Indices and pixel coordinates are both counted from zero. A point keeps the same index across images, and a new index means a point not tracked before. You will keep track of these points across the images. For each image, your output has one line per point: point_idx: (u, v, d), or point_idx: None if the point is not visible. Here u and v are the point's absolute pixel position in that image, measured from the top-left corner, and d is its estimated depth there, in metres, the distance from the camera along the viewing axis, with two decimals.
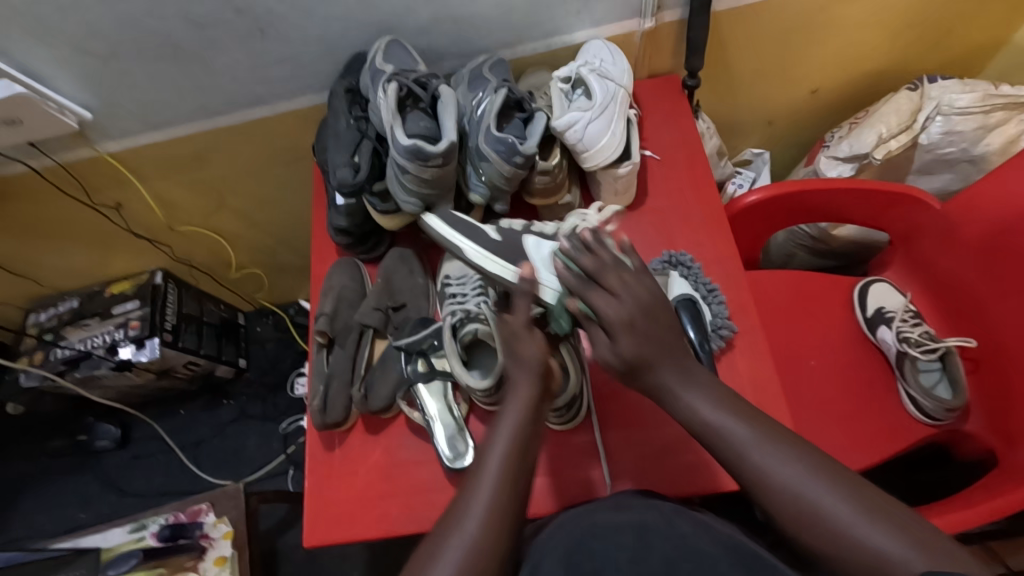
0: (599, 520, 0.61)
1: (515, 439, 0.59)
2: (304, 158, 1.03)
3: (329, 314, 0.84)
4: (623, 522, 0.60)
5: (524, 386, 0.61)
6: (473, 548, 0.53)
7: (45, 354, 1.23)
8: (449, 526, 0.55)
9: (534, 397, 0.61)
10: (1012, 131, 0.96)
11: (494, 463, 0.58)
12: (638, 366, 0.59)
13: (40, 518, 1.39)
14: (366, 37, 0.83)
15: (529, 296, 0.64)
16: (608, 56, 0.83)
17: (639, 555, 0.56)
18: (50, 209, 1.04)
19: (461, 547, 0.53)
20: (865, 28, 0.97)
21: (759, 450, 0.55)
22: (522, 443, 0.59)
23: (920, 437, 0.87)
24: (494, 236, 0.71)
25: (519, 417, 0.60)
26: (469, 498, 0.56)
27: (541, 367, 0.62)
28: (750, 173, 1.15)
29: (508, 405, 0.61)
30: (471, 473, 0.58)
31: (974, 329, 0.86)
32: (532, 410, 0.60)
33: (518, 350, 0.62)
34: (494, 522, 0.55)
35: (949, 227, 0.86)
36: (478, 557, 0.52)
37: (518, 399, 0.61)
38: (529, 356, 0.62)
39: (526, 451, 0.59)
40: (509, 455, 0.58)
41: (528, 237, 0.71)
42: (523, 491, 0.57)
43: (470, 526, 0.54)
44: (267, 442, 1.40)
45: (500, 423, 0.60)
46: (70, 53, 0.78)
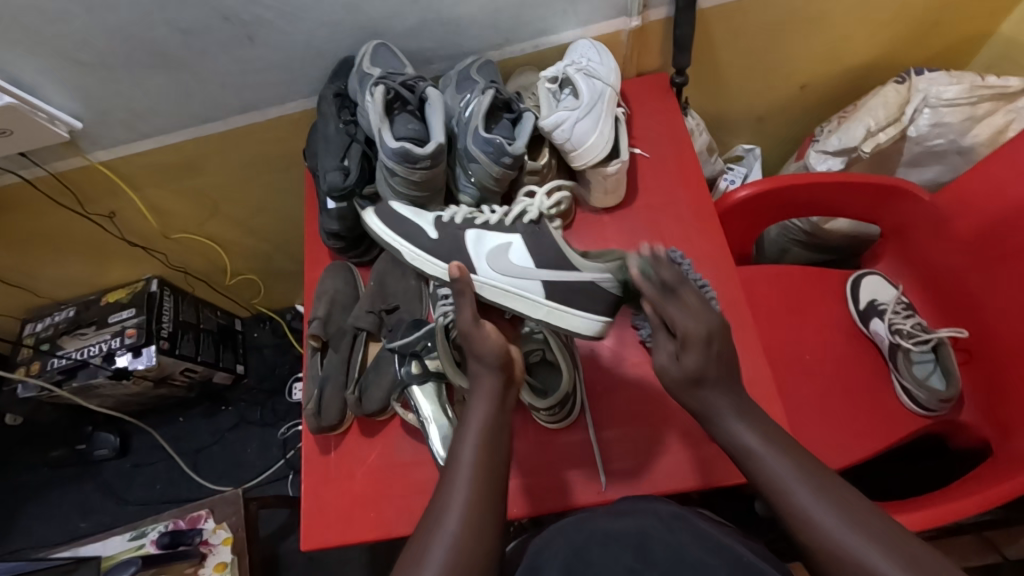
0: (601, 526, 0.62)
1: (484, 435, 0.61)
2: (296, 163, 1.03)
3: (322, 318, 0.83)
4: (623, 528, 0.60)
5: (489, 378, 0.64)
6: (454, 547, 0.54)
7: (43, 364, 1.23)
8: (430, 526, 0.57)
9: (497, 389, 0.63)
10: (1001, 121, 0.96)
11: (467, 460, 0.59)
12: (703, 381, 0.62)
13: (40, 528, 1.39)
14: (354, 41, 0.84)
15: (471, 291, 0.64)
16: (595, 56, 0.83)
17: (640, 561, 0.57)
18: (44, 219, 1.05)
19: (444, 543, 0.55)
20: (852, 22, 0.97)
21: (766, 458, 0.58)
22: (492, 437, 0.61)
23: (915, 429, 0.88)
24: (432, 236, 0.73)
25: (486, 410, 0.62)
26: (447, 494, 0.58)
27: (502, 359, 0.63)
28: (742, 169, 1.14)
29: (476, 402, 0.63)
30: (446, 468, 0.60)
31: (966, 319, 0.87)
32: (498, 405, 0.63)
33: (475, 348, 0.63)
34: (473, 517, 0.56)
35: (939, 219, 0.87)
36: (461, 554, 0.54)
37: (483, 394, 0.63)
38: (488, 352, 0.63)
39: (496, 446, 0.61)
40: (481, 450, 0.60)
41: (469, 232, 0.72)
42: (496, 485, 0.59)
43: (451, 521, 0.56)
44: (267, 448, 1.41)
45: (468, 420, 0.62)
46: (58, 63, 0.78)
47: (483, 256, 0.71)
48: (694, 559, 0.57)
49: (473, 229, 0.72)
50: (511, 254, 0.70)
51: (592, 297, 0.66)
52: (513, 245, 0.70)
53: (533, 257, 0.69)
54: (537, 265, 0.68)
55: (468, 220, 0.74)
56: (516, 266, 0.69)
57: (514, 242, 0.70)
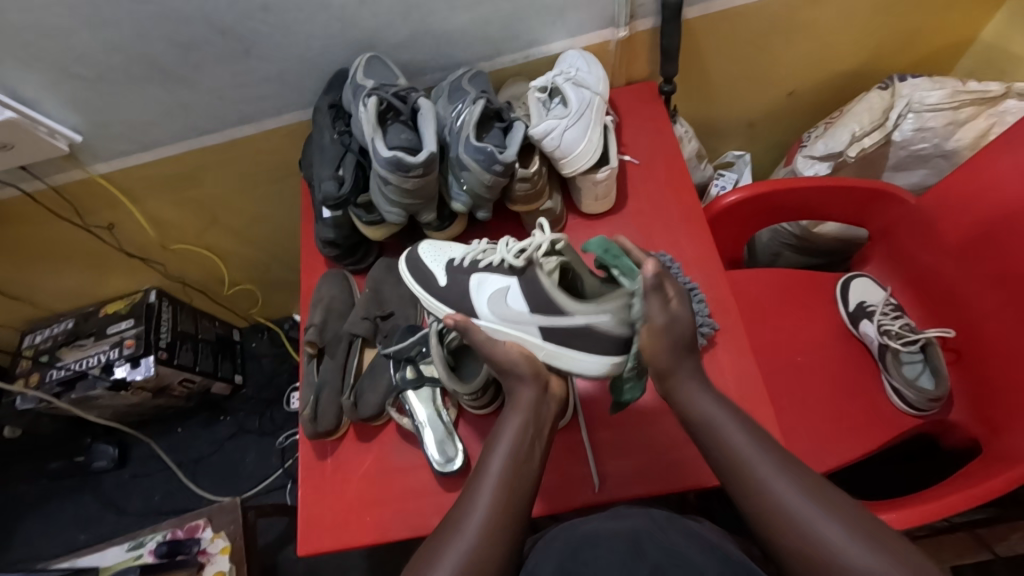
0: (593, 529, 0.63)
1: (516, 446, 0.62)
2: (292, 173, 1.05)
3: (318, 325, 0.85)
4: (618, 528, 0.61)
5: (524, 392, 0.65)
6: (473, 545, 0.56)
7: (42, 375, 1.24)
8: (452, 524, 0.59)
9: (534, 398, 0.65)
10: (983, 125, 0.98)
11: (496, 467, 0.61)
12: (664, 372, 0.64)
13: (39, 540, 1.39)
14: (347, 54, 0.85)
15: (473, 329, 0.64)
16: (584, 65, 0.85)
17: (633, 557, 0.57)
18: (43, 231, 1.06)
19: (463, 543, 0.56)
20: (835, 30, 0.99)
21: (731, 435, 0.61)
22: (524, 445, 0.62)
23: (907, 429, 0.88)
24: (440, 282, 0.73)
25: (521, 423, 0.63)
26: (472, 496, 0.60)
27: (533, 375, 0.65)
28: (733, 175, 1.15)
29: (511, 414, 0.64)
30: (474, 473, 0.62)
31: (954, 319, 0.88)
32: (534, 419, 0.64)
33: (506, 362, 0.65)
34: (496, 519, 0.58)
35: (925, 221, 0.88)
36: (478, 552, 0.56)
37: (520, 407, 0.64)
38: (524, 366, 0.65)
39: (528, 459, 0.62)
40: (512, 461, 0.61)
41: (473, 275, 0.71)
42: (524, 495, 0.60)
43: (474, 523, 0.58)
44: (265, 457, 1.41)
45: (502, 426, 0.64)
46: (58, 78, 0.80)
47: (485, 300, 0.70)
48: (686, 557, 0.57)
49: (474, 275, 0.71)
50: (509, 299, 0.68)
51: (596, 341, 0.64)
52: (511, 290, 0.68)
53: (529, 306, 0.66)
54: (533, 311, 0.66)
55: (474, 262, 0.72)
56: (512, 312, 0.67)
57: (512, 286, 0.68)
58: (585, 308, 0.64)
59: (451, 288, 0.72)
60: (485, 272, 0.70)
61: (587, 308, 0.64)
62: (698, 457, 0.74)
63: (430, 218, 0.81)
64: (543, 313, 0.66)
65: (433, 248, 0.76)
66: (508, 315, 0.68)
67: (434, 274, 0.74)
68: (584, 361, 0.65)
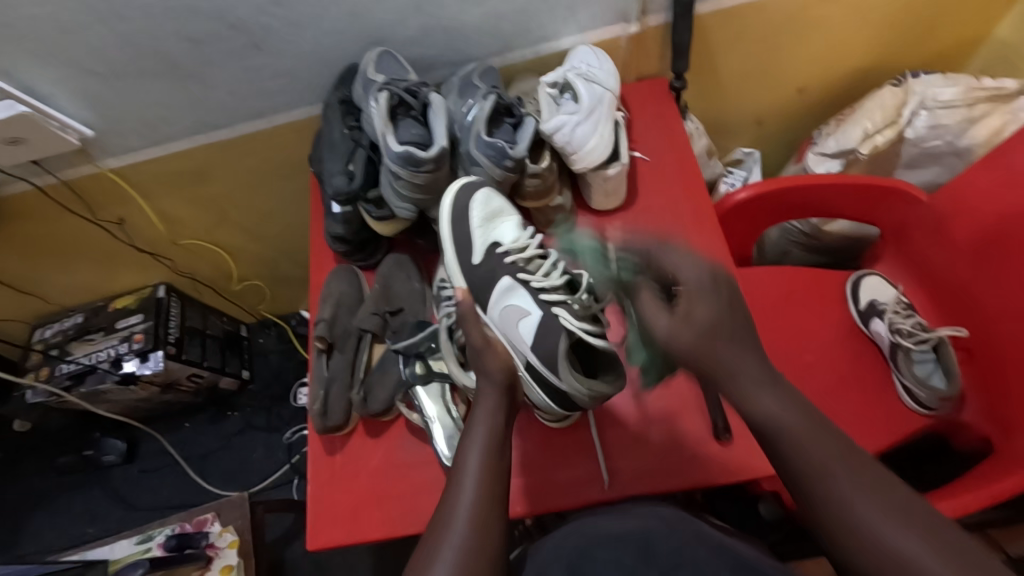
0: (603, 527, 0.63)
1: (488, 444, 0.61)
2: (302, 169, 1.05)
3: (328, 319, 0.85)
4: (631, 530, 0.62)
5: (485, 399, 0.64)
6: (462, 545, 0.55)
7: (51, 370, 1.25)
8: (440, 523, 0.57)
9: (500, 403, 0.64)
10: (997, 123, 0.97)
11: (472, 466, 0.60)
12: (705, 334, 0.58)
13: (48, 533, 1.40)
14: (358, 49, 0.85)
15: (472, 318, 0.69)
16: (595, 61, 0.85)
17: (641, 561, 0.58)
18: (54, 226, 1.07)
19: (452, 548, 0.55)
20: (849, 26, 0.98)
21: (801, 436, 0.56)
22: (495, 442, 0.62)
23: (916, 427, 0.88)
24: (473, 258, 0.74)
25: (489, 417, 0.63)
26: (452, 499, 0.58)
27: (506, 378, 0.65)
28: (741, 172, 1.14)
29: (475, 423, 0.63)
30: (452, 473, 0.61)
31: (966, 319, 0.87)
32: (501, 412, 0.64)
33: (485, 364, 0.66)
34: (478, 521, 0.57)
35: (938, 219, 0.87)
36: (469, 553, 0.55)
37: (486, 402, 0.64)
38: (495, 370, 0.65)
39: (502, 452, 0.62)
40: (487, 459, 0.60)
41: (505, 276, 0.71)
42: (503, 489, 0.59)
43: (461, 520, 0.57)
44: (272, 453, 1.42)
45: (471, 426, 0.63)
46: (71, 73, 0.80)
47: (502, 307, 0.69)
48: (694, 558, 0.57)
49: (507, 277, 0.70)
50: (523, 321, 0.67)
51: (559, 396, 0.66)
52: (528, 317, 0.66)
53: (533, 341, 0.65)
54: (532, 345, 0.65)
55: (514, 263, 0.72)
56: (518, 333, 0.67)
57: (532, 315, 0.66)
58: (574, 382, 0.63)
59: (481, 268, 0.73)
60: (519, 280, 0.70)
61: (575, 386, 0.62)
62: (708, 454, 0.74)
63: (440, 214, 0.81)
64: (536, 351, 0.65)
65: (483, 215, 0.74)
66: (513, 331, 0.68)
67: (474, 238, 0.73)
68: (540, 396, 0.67)
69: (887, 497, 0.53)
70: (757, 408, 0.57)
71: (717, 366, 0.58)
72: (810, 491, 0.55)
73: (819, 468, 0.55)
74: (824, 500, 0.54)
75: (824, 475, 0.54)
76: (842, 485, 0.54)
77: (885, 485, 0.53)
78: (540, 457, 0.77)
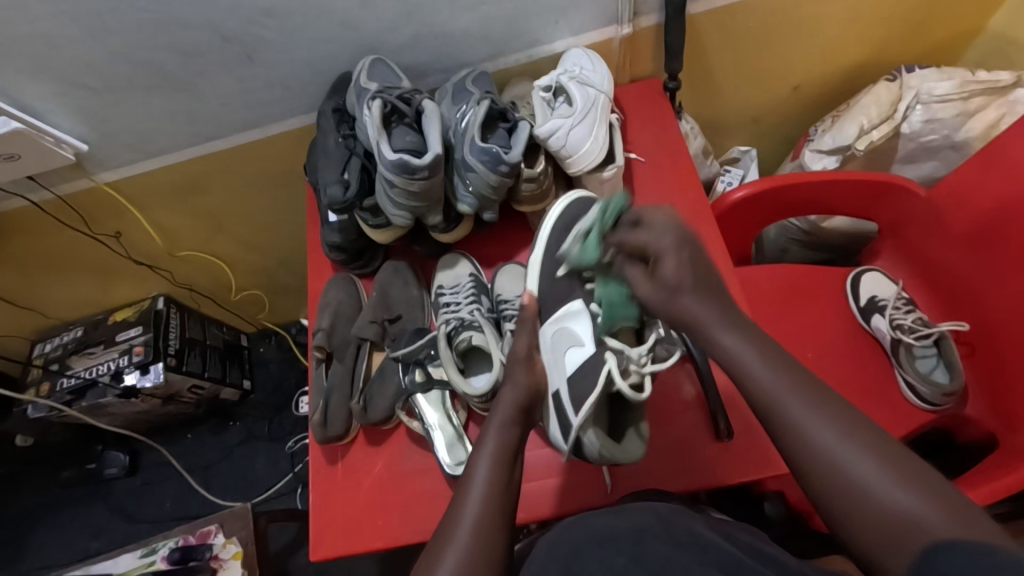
0: (599, 523, 0.60)
1: (498, 453, 0.61)
2: (297, 178, 1.05)
3: (326, 329, 0.85)
4: (622, 526, 0.59)
5: (499, 412, 0.64)
6: (467, 551, 0.55)
7: (52, 384, 1.25)
8: (447, 527, 0.57)
9: (514, 410, 0.64)
10: (993, 116, 0.97)
11: (483, 472, 0.60)
12: (675, 290, 0.59)
13: (52, 548, 1.39)
14: (351, 57, 0.85)
15: (530, 324, 0.73)
16: (589, 63, 0.85)
17: (633, 562, 0.55)
18: (51, 241, 1.06)
19: (458, 550, 0.55)
20: (842, 22, 0.98)
21: (757, 367, 0.56)
22: (508, 452, 0.62)
23: (920, 423, 0.88)
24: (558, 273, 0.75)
25: (500, 428, 0.63)
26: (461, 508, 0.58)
27: (527, 397, 0.65)
28: (739, 171, 1.16)
29: (486, 433, 0.63)
30: (461, 483, 0.61)
31: (968, 313, 0.86)
32: (515, 425, 0.64)
33: (513, 373, 0.68)
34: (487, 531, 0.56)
35: (937, 214, 0.87)
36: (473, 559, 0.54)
37: (500, 414, 0.64)
38: (521, 380, 0.67)
39: (512, 464, 0.61)
40: (494, 468, 0.60)
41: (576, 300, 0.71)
42: (509, 496, 0.59)
43: (466, 525, 0.56)
44: (275, 462, 1.41)
45: (483, 439, 0.63)
46: (64, 88, 0.80)
47: (562, 331, 0.71)
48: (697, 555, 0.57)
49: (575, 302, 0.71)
50: (570, 355, 0.68)
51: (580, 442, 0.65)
52: (575, 351, 0.68)
53: (572, 375, 0.66)
54: (568, 377, 0.66)
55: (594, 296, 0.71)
56: (562, 365, 0.68)
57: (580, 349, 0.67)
58: (595, 439, 0.62)
59: (563, 281, 0.74)
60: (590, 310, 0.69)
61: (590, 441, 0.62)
62: (713, 455, 0.74)
63: (436, 220, 0.80)
64: (567, 386, 0.66)
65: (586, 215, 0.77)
66: (560, 358, 0.69)
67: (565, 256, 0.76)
68: (557, 434, 0.67)
69: (863, 431, 0.52)
70: (719, 347, 0.58)
71: (695, 322, 0.59)
72: (777, 431, 0.54)
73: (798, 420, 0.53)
74: (786, 432, 0.54)
75: (783, 402, 0.54)
76: (800, 413, 0.53)
77: (849, 415, 0.53)
78: (540, 463, 0.77)
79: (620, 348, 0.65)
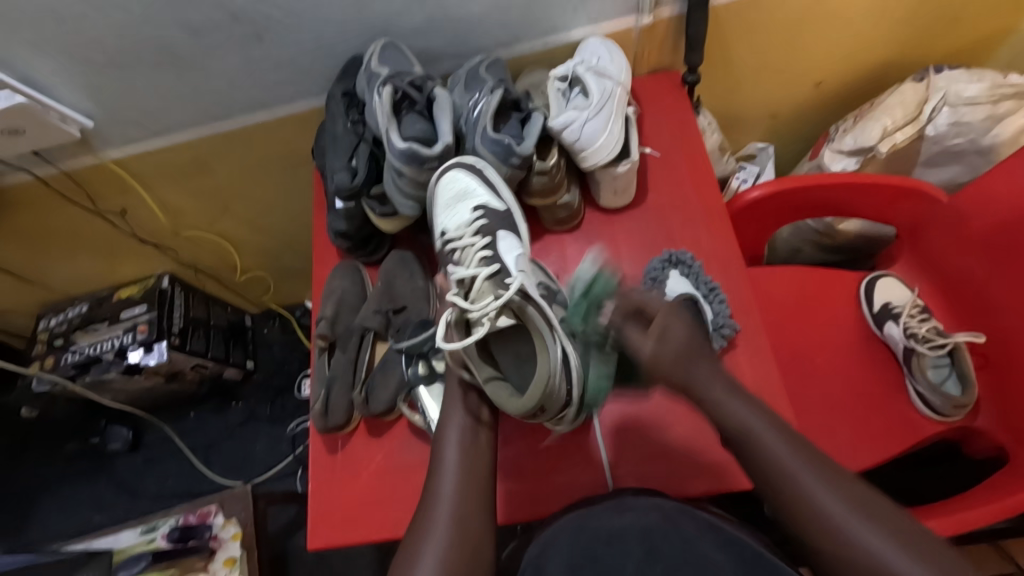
0: (602, 523, 0.60)
1: (463, 434, 0.64)
2: (305, 162, 1.03)
3: (329, 318, 0.84)
4: (626, 522, 0.59)
5: (457, 383, 0.67)
6: (445, 548, 0.56)
7: (56, 359, 1.25)
8: (422, 522, 0.59)
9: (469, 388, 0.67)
10: (1022, 121, 0.94)
11: (449, 466, 0.62)
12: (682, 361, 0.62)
13: (55, 520, 1.41)
14: (362, 40, 0.83)
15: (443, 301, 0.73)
16: (605, 54, 0.82)
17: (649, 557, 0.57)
18: (56, 216, 1.05)
19: (436, 546, 0.57)
20: (871, 19, 0.95)
21: (744, 410, 0.60)
22: (468, 436, 0.64)
23: (929, 434, 0.86)
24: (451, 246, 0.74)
25: (462, 401, 0.66)
26: (432, 506, 0.60)
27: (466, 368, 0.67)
28: (754, 168, 1.12)
29: (452, 407, 0.66)
30: (431, 473, 0.63)
31: (984, 324, 0.84)
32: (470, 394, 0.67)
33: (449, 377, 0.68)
34: (459, 525, 0.58)
35: (958, 221, 0.84)
36: (453, 555, 0.56)
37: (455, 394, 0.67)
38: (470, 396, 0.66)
39: (473, 431, 0.65)
40: (462, 447, 0.63)
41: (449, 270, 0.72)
42: (484, 478, 0.61)
43: (443, 515, 0.58)
44: (276, 444, 1.42)
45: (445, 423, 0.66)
46: (70, 62, 0.79)
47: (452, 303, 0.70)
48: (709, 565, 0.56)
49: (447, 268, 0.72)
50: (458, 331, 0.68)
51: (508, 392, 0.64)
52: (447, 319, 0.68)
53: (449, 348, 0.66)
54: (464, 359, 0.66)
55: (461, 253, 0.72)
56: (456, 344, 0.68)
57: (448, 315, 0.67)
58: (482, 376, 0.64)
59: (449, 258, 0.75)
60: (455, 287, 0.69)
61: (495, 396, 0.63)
62: (716, 460, 0.72)
63: None
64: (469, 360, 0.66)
65: (451, 194, 0.74)
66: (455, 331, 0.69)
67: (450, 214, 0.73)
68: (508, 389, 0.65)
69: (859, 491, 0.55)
70: (729, 413, 0.60)
71: (688, 385, 0.62)
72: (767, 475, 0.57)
73: (785, 472, 0.56)
74: (762, 465, 0.57)
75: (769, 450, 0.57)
76: (785, 454, 0.57)
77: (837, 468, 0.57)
78: (534, 463, 0.76)
79: (458, 305, 0.65)
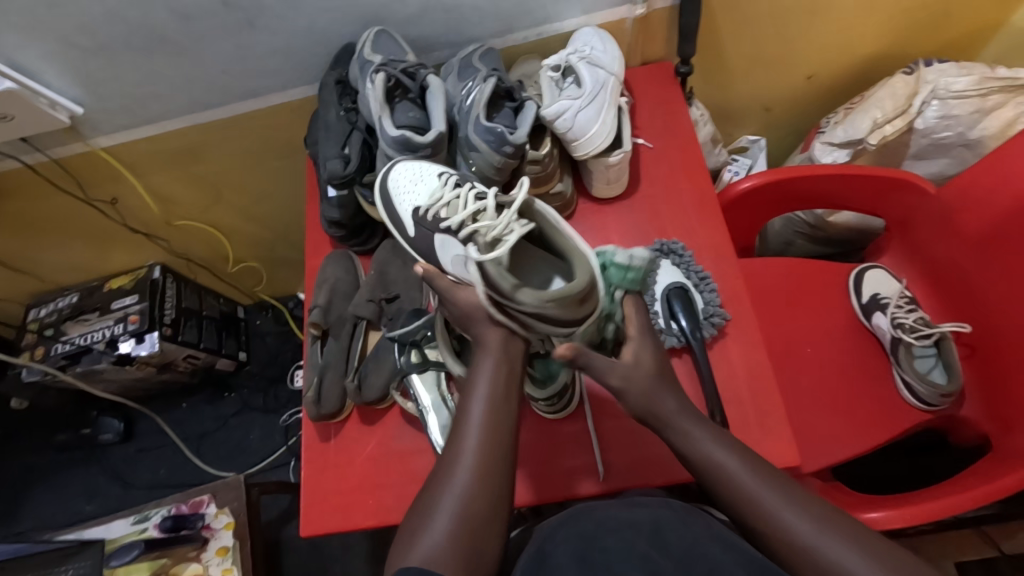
0: (609, 514, 0.61)
1: (494, 395, 0.60)
2: (297, 151, 1.03)
3: (322, 306, 0.84)
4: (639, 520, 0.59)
5: (494, 332, 0.61)
6: (460, 520, 0.55)
7: (47, 349, 1.24)
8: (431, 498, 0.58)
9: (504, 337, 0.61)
10: (1010, 115, 0.95)
11: (473, 434, 0.59)
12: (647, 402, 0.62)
13: (46, 511, 1.40)
14: (356, 28, 0.83)
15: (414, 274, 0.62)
16: (599, 43, 0.82)
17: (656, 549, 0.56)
18: (46, 205, 1.05)
19: (448, 516, 0.55)
20: (862, 12, 0.96)
21: (720, 451, 0.59)
22: (499, 395, 0.60)
23: (916, 423, 0.87)
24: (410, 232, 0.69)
25: (500, 361, 0.61)
26: (448, 477, 0.58)
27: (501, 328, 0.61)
28: (746, 160, 1.13)
29: (483, 359, 0.61)
30: (452, 439, 0.60)
31: (970, 314, 0.86)
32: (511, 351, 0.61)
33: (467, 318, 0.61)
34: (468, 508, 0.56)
35: (945, 213, 0.85)
36: (467, 530, 0.55)
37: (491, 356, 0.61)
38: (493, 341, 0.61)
39: (508, 390, 0.60)
40: (492, 410, 0.59)
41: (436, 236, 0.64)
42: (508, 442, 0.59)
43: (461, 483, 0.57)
44: (269, 435, 1.42)
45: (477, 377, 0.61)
46: (59, 48, 0.78)
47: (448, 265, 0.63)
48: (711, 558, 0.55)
49: (437, 235, 0.64)
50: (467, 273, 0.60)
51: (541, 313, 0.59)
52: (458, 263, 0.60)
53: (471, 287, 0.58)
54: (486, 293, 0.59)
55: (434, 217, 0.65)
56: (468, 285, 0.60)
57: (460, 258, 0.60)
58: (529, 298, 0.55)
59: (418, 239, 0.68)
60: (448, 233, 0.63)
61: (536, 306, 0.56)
62: None
63: None
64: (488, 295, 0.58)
65: (406, 179, 0.69)
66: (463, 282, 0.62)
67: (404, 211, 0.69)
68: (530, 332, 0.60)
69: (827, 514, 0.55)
70: (694, 449, 0.60)
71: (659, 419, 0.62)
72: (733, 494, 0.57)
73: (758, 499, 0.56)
74: (742, 505, 0.57)
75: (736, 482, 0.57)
76: (755, 487, 0.57)
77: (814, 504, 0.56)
78: (527, 447, 0.77)
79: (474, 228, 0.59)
